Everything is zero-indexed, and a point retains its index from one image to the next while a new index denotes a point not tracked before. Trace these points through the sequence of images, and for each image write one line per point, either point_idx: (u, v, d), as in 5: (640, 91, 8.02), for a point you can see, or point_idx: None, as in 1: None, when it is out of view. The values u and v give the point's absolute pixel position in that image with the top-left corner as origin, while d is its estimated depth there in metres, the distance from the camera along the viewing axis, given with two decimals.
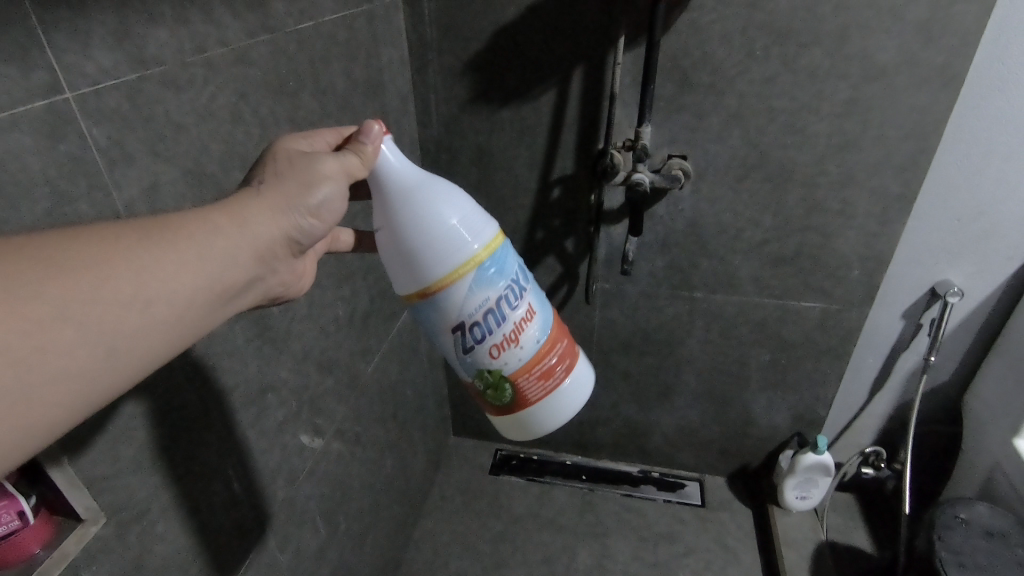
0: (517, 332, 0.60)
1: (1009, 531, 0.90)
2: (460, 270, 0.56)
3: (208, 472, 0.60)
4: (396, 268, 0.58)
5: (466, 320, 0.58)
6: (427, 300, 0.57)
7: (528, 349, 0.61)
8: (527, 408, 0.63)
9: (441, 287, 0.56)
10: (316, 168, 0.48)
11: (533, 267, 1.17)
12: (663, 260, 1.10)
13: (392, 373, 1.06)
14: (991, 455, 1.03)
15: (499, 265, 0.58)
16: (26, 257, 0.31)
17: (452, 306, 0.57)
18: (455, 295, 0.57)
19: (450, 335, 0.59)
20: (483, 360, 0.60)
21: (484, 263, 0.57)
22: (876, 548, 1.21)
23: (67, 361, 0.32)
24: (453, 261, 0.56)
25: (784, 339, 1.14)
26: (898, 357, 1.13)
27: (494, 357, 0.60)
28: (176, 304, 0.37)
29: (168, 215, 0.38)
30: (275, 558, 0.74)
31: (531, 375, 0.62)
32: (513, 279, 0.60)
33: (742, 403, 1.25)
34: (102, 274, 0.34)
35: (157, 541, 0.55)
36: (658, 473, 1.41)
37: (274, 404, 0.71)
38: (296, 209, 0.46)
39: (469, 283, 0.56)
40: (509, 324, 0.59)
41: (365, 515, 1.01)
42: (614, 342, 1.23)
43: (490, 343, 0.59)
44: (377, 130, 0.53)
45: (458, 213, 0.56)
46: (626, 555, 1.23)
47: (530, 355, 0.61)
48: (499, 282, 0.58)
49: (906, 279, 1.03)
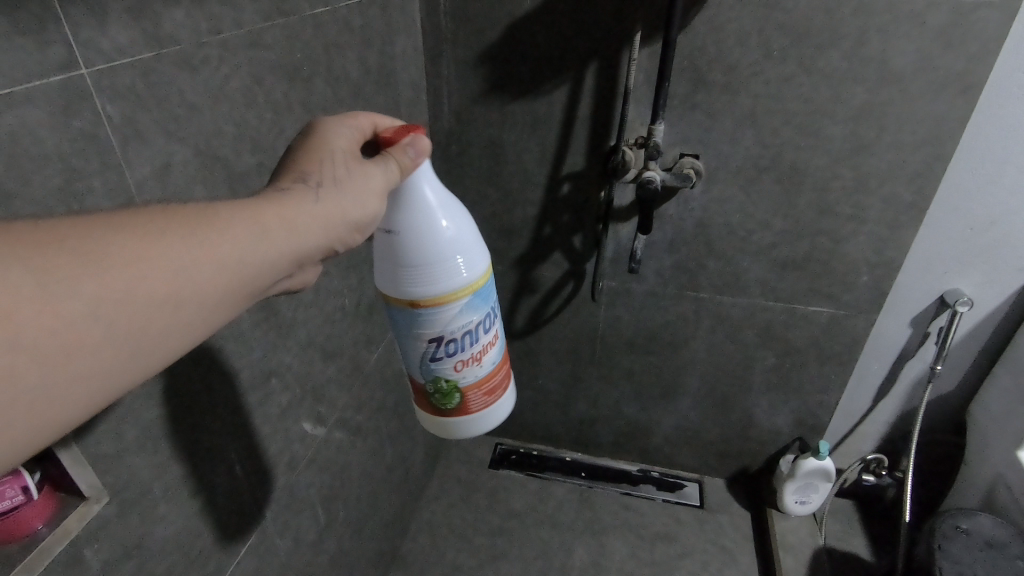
0: (482, 352, 0.61)
1: (1010, 543, 0.90)
2: (458, 293, 0.56)
3: (211, 455, 0.60)
4: (387, 268, 0.56)
5: (445, 334, 0.57)
6: (413, 310, 0.56)
7: (486, 368, 0.62)
8: (465, 418, 0.64)
9: (433, 302, 0.55)
10: (361, 178, 0.48)
11: (540, 262, 1.17)
12: (671, 259, 1.09)
13: (396, 364, 1.06)
14: (994, 465, 1.03)
15: (487, 293, 0.59)
16: (62, 251, 0.31)
17: (435, 320, 0.56)
18: (446, 314, 0.56)
19: (423, 342, 0.58)
20: (445, 371, 0.60)
21: (477, 290, 0.57)
22: (874, 556, 1.21)
23: (90, 361, 0.32)
24: (453, 283, 0.55)
25: (789, 343, 1.13)
26: (904, 365, 1.12)
27: (456, 370, 0.60)
28: (204, 306, 0.37)
29: (213, 213, 0.38)
30: (274, 543, 0.75)
31: (481, 391, 0.63)
32: (493, 306, 0.60)
33: (744, 406, 1.24)
34: (138, 273, 0.33)
35: (158, 522, 0.55)
36: (657, 473, 1.41)
37: (278, 390, 0.71)
38: (342, 222, 0.46)
39: (461, 307, 0.56)
40: (479, 345, 0.60)
41: (364, 504, 1.01)
42: (618, 341, 1.23)
43: (458, 358, 0.59)
44: (424, 146, 0.52)
45: (470, 240, 0.56)
46: (623, 554, 1.23)
47: (486, 373, 0.62)
48: (483, 308, 0.58)
49: (915, 287, 1.03)
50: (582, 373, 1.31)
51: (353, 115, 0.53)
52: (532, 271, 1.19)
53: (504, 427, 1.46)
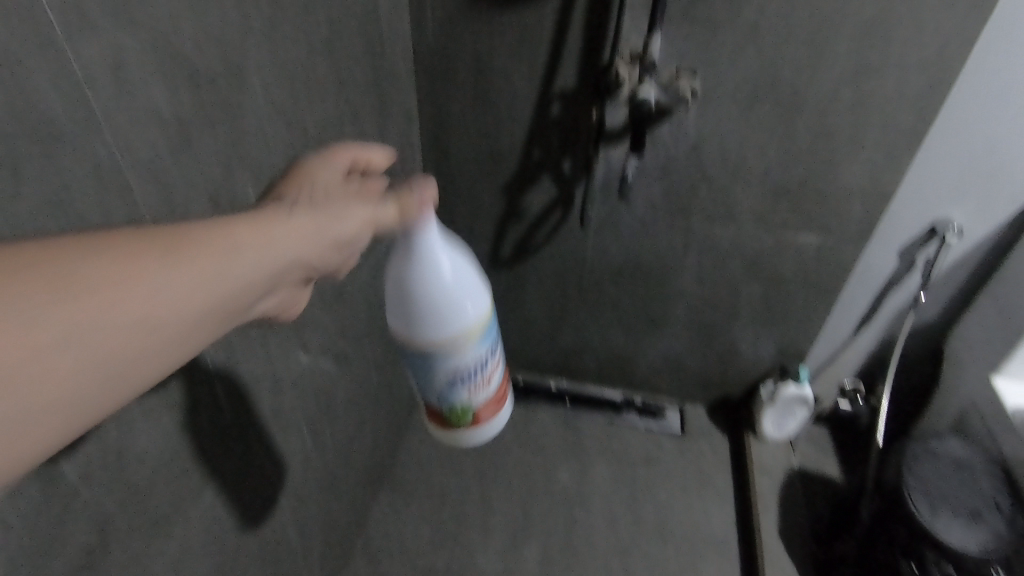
0: (489, 380, 0.66)
1: (977, 463, 0.93)
2: (466, 334, 0.61)
3: (189, 374, 0.59)
4: (397, 310, 0.61)
5: (455, 369, 0.62)
6: (423, 350, 0.61)
7: (494, 395, 0.67)
8: (476, 436, 0.70)
9: (441, 345, 0.60)
10: (349, 208, 0.50)
11: (528, 188, 1.14)
12: (662, 186, 1.06)
13: (381, 291, 1.04)
14: (968, 392, 1.05)
15: (491, 331, 0.64)
16: (37, 274, 0.30)
17: (445, 359, 0.61)
18: (454, 352, 0.61)
19: (434, 374, 0.63)
20: (456, 403, 0.65)
21: (481, 332, 0.62)
22: (843, 475, 1.26)
23: (52, 389, 0.30)
24: (459, 326, 0.60)
25: (777, 273, 1.13)
26: (888, 296, 1.13)
27: (467, 400, 0.65)
28: (181, 326, 0.36)
29: (191, 235, 0.38)
30: (263, 462, 0.75)
31: (490, 411, 0.69)
32: (497, 341, 0.65)
33: (729, 336, 1.25)
34: (115, 298, 0.33)
35: (136, 438, 0.54)
36: (640, 401, 1.42)
37: (257, 311, 0.69)
38: (326, 239, 0.47)
39: (467, 347, 0.61)
40: (487, 373, 0.65)
41: (350, 427, 1.02)
42: (606, 271, 1.22)
43: (468, 385, 0.64)
44: (429, 186, 0.56)
45: (471, 288, 0.61)
46: (605, 477, 1.27)
47: (495, 397, 0.68)
48: (488, 344, 0.63)
49: (906, 215, 1.02)
50: (569, 303, 1.30)
51: (337, 152, 0.56)
52: (519, 198, 1.15)
53: None
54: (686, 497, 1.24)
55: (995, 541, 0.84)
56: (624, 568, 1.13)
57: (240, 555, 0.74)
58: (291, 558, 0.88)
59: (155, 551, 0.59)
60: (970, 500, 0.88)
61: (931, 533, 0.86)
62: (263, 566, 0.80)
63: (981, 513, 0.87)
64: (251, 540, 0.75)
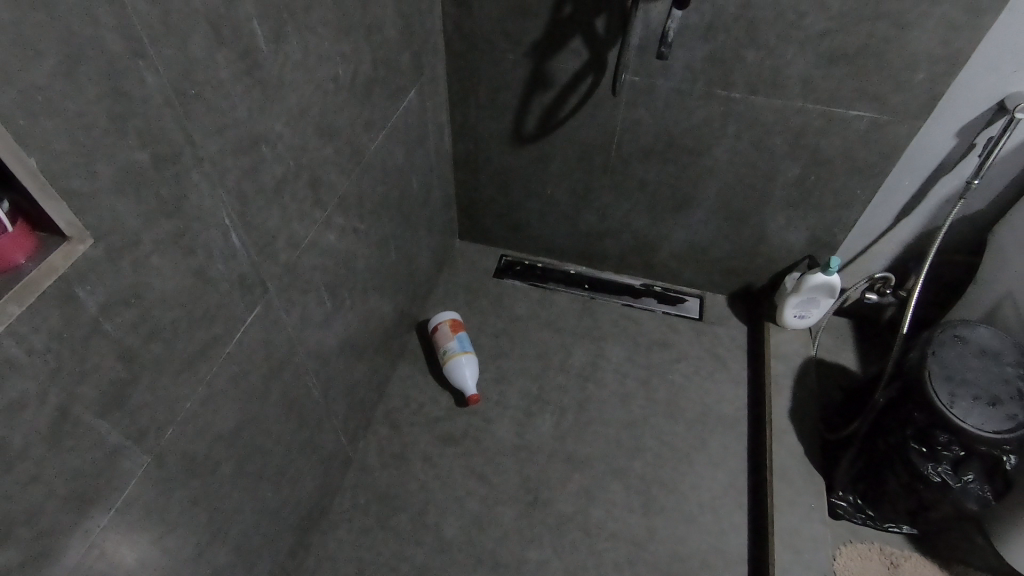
0: (455, 328, 1.24)
1: (1005, 351, 0.90)
2: (450, 338, 1.22)
3: (202, 217, 0.57)
4: (433, 318, 1.27)
5: (455, 353, 1.20)
6: (446, 349, 1.21)
7: (464, 355, 1.20)
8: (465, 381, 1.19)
9: (448, 342, 1.21)
10: None
11: (555, 51, 1.04)
12: (705, 49, 0.97)
13: (398, 157, 0.99)
14: (1007, 282, 1.00)
15: (461, 341, 1.22)
16: None
17: (453, 351, 1.20)
18: (448, 343, 1.21)
19: (446, 358, 1.20)
20: (449, 352, 1.20)
21: (457, 336, 1.22)
22: (859, 366, 1.25)
23: None
24: (448, 314, 1.26)
25: (820, 152, 1.05)
26: (938, 181, 1.06)
27: (453, 344, 1.21)
28: None
29: None
30: (282, 317, 0.75)
31: (467, 360, 1.20)
32: (463, 346, 1.21)
33: (760, 221, 1.20)
34: None
35: (153, 276, 0.53)
36: (660, 288, 1.41)
37: (269, 160, 0.65)
38: None
39: (450, 344, 1.21)
40: (458, 342, 1.21)
41: (369, 296, 1.02)
42: (635, 146, 1.15)
43: (452, 351, 1.20)
44: (448, 312, 1.28)
45: (454, 343, 1.21)
46: (620, 358, 1.29)
47: (467, 357, 1.20)
48: (461, 343, 1.21)
49: (974, 87, 0.92)
50: (593, 182, 1.24)
51: None
52: (546, 61, 1.06)
53: (509, 237, 1.44)
54: (699, 379, 1.26)
55: (1011, 426, 0.83)
56: (636, 441, 1.17)
57: (265, 403, 0.76)
58: (316, 414, 0.92)
59: (183, 389, 0.60)
60: (991, 389, 0.87)
61: (945, 416, 0.85)
62: (288, 417, 0.83)
63: (1001, 399, 0.85)
64: (275, 390, 0.78)
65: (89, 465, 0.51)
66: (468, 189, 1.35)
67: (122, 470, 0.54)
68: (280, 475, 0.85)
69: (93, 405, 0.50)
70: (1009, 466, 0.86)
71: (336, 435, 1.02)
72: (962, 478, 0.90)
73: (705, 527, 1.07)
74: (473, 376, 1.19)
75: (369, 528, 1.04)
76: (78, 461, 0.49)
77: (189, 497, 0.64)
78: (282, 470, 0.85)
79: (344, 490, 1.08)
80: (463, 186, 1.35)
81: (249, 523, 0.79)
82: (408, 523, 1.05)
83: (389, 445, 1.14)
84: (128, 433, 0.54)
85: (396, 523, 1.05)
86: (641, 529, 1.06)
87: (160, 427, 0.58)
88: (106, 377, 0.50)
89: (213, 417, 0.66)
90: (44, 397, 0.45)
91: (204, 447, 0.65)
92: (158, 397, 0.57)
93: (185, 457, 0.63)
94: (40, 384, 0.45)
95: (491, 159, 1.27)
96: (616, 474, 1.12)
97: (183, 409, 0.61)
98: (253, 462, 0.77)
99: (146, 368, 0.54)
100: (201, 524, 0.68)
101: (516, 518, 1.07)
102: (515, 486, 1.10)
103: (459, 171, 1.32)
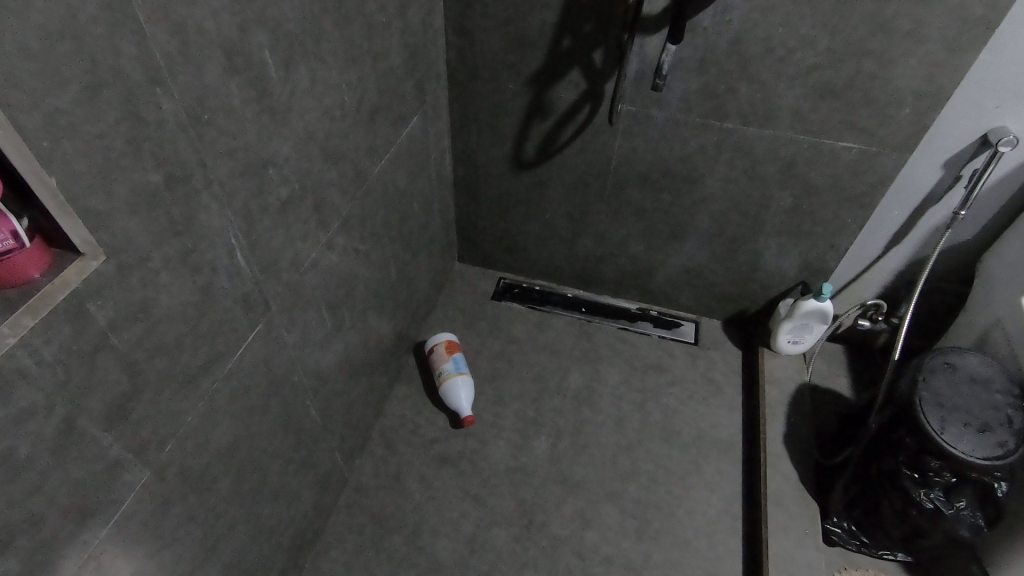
0: (450, 348, 1.25)
1: (995, 378, 0.91)
2: (445, 358, 1.23)
3: (210, 236, 0.59)
4: (429, 341, 1.29)
5: (449, 373, 1.21)
6: (440, 368, 1.22)
7: (458, 375, 1.21)
8: (459, 402, 1.19)
9: (442, 362, 1.23)
10: None
11: (554, 81, 1.08)
12: (699, 81, 1.01)
13: (399, 181, 1.02)
14: (994, 310, 1.01)
15: (456, 362, 1.23)
16: None
17: (447, 371, 1.21)
18: (442, 363, 1.23)
19: (440, 377, 1.21)
20: (443, 371, 1.21)
21: (452, 357, 1.24)
22: (853, 392, 1.26)
23: None
24: (441, 336, 1.27)
25: (811, 182, 1.08)
26: (926, 211, 1.09)
27: (447, 364, 1.22)
28: None
29: None
30: (283, 335, 0.77)
31: (461, 380, 1.21)
32: (457, 366, 1.22)
33: (753, 248, 1.22)
34: None
35: (161, 293, 0.55)
36: (655, 312, 1.43)
37: (275, 183, 0.68)
38: None
39: (445, 364, 1.22)
40: (452, 362, 1.23)
41: (368, 316, 1.03)
42: (631, 174, 1.18)
43: (446, 371, 1.21)
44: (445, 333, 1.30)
45: (450, 363, 1.22)
46: (616, 381, 1.30)
47: (461, 377, 1.21)
48: (456, 363, 1.23)
49: (959, 121, 0.95)
50: (590, 207, 1.27)
51: None
52: (546, 91, 1.10)
53: (507, 260, 1.46)
54: (696, 404, 1.27)
55: (1000, 453, 0.84)
56: (631, 465, 1.17)
57: (263, 420, 0.77)
58: (313, 432, 0.92)
59: (183, 405, 0.61)
60: (981, 415, 0.87)
61: (936, 443, 0.86)
62: (286, 435, 0.84)
63: (991, 426, 0.86)
64: (273, 407, 0.79)
65: (91, 477, 0.51)
66: (468, 213, 1.38)
67: (121, 482, 0.55)
68: (276, 493, 0.85)
69: (98, 417, 0.51)
70: (1001, 493, 0.87)
71: (332, 455, 1.02)
72: (954, 504, 0.90)
73: (700, 553, 1.07)
74: (467, 398, 1.20)
75: (362, 549, 1.04)
76: (81, 472, 0.50)
77: (185, 513, 0.65)
78: (278, 488, 0.85)
79: (339, 511, 1.08)
80: (463, 210, 1.37)
81: (243, 542, 0.79)
82: (401, 545, 1.05)
83: (385, 466, 1.15)
84: (129, 446, 0.55)
85: (390, 545, 1.05)
86: (636, 554, 1.06)
87: (161, 441, 0.59)
88: (112, 390, 0.52)
89: (213, 432, 0.67)
90: (51, 408, 0.46)
91: (202, 463, 0.66)
92: (160, 412, 0.58)
93: (183, 472, 0.63)
94: (48, 396, 0.46)
95: (490, 184, 1.30)
96: (611, 497, 1.13)
97: (184, 424, 0.62)
98: (250, 479, 0.77)
99: (150, 382, 0.56)
100: (196, 541, 0.68)
101: (510, 542, 1.06)
102: (509, 509, 1.10)
103: (459, 195, 1.34)
